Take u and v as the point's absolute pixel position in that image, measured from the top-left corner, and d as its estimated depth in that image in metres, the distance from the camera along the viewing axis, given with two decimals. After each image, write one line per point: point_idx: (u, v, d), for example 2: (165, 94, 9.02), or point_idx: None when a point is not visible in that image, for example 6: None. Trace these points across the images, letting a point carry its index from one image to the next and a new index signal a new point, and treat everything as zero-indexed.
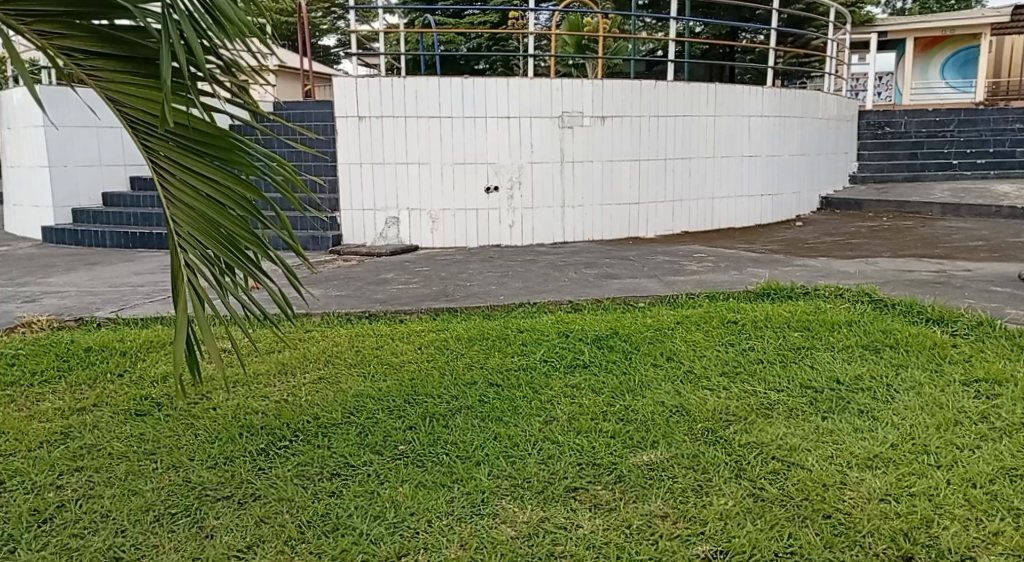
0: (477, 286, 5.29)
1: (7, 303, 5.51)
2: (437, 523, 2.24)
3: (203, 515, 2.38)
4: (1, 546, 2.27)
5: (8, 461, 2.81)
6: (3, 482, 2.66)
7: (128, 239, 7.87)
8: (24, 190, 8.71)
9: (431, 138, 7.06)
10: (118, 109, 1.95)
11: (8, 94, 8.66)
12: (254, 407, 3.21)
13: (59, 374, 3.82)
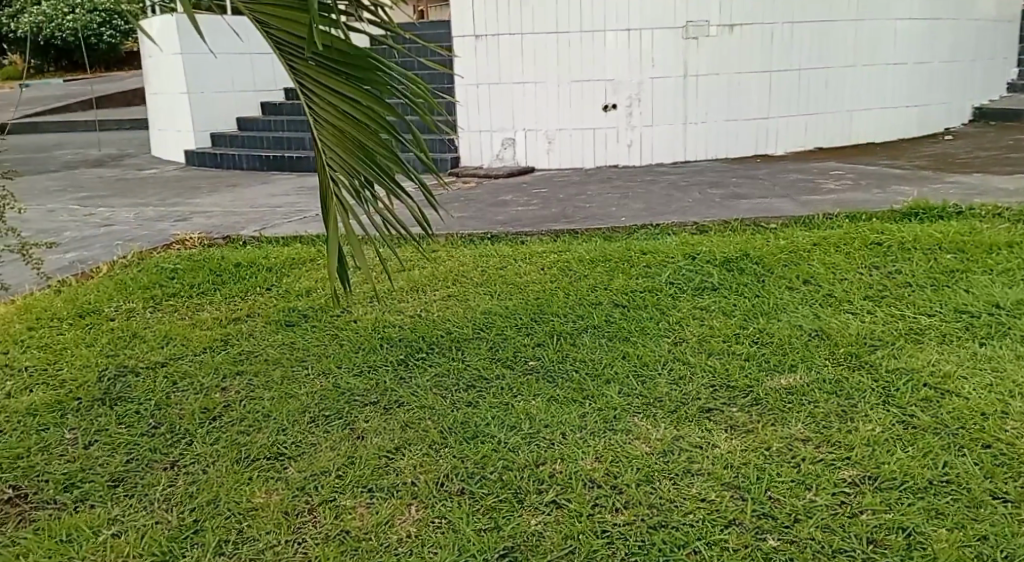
0: (598, 208, 5.21)
1: (160, 222, 5.89)
2: (572, 436, 2.28)
3: (353, 418, 2.53)
4: (180, 438, 2.51)
5: (178, 363, 3.11)
6: (176, 381, 2.95)
7: (262, 162, 8.23)
8: (167, 116, 9.21)
9: (549, 55, 6.91)
10: (266, 31, 1.99)
11: (148, 23, 9.10)
12: (390, 320, 3.35)
13: (214, 287, 4.10)
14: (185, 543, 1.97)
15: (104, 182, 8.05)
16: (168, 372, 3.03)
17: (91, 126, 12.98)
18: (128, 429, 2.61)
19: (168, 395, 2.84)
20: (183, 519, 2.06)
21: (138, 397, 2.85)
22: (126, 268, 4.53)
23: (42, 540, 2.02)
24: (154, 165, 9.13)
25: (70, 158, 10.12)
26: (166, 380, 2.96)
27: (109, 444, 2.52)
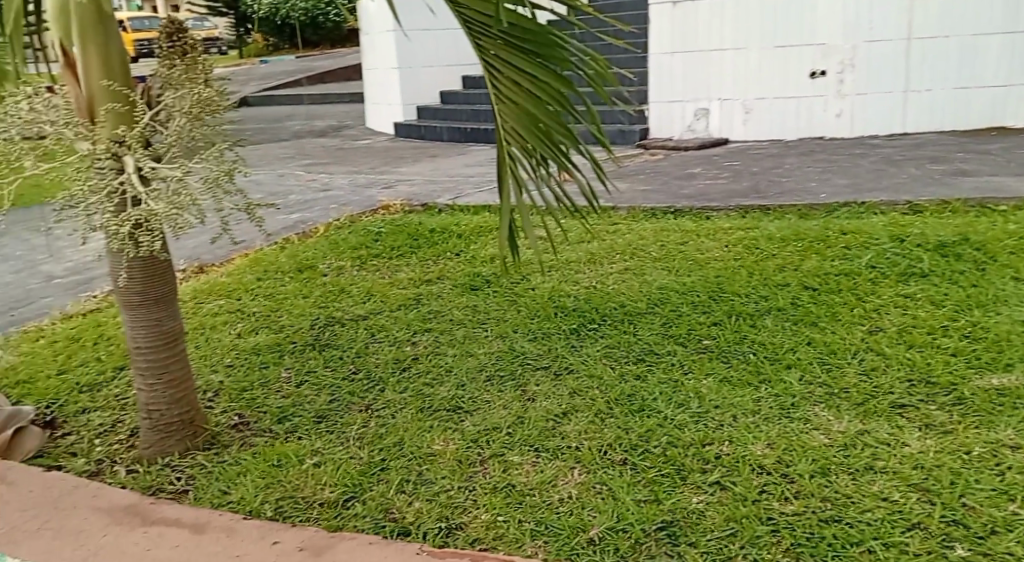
0: (794, 183, 4.93)
1: (368, 188, 6.34)
2: (744, 419, 2.20)
3: (525, 381, 2.61)
4: (374, 385, 2.75)
5: (377, 317, 3.40)
6: (374, 333, 3.22)
7: (459, 133, 8.57)
8: (379, 91, 9.84)
9: (752, 21, 6.61)
10: (458, 9, 2.02)
11: (365, 4, 9.75)
12: (566, 290, 3.40)
13: (411, 250, 4.37)
14: (370, 477, 2.13)
15: (322, 151, 8.77)
16: (368, 324, 3.32)
17: (315, 99, 14.15)
18: (332, 372, 2.91)
19: (367, 344, 3.12)
20: (372, 456, 2.24)
21: (342, 344, 3.16)
22: (336, 230, 4.94)
23: (257, 461, 2.27)
24: (365, 135, 9.80)
25: (296, 129, 11.11)
26: (366, 332, 3.24)
27: (315, 385, 2.81)
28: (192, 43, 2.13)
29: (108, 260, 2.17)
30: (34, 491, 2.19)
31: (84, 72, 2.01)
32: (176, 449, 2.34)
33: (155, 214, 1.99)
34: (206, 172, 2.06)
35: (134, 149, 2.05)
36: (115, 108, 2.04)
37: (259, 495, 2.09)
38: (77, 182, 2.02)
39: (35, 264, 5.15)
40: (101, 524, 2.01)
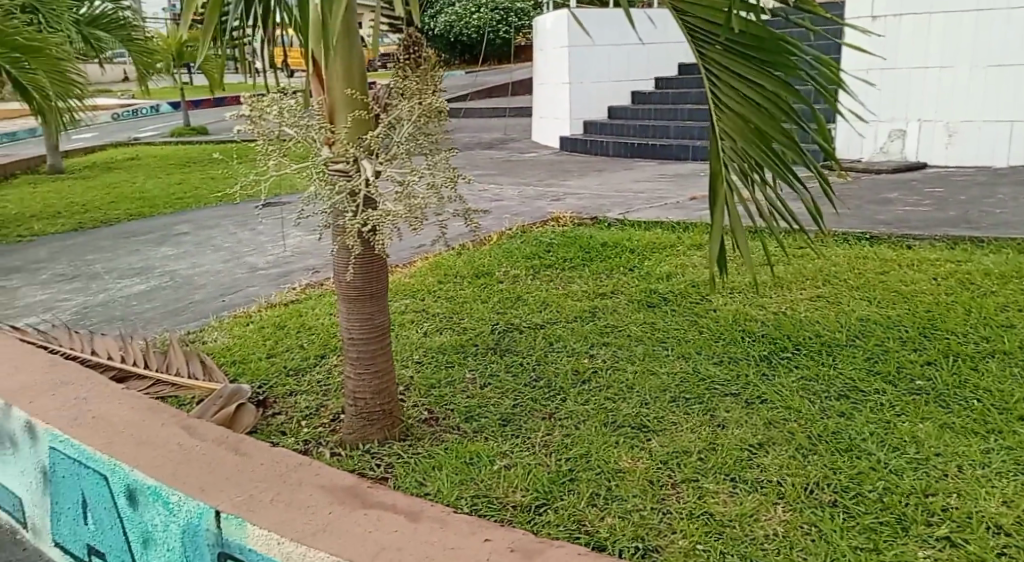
0: (1009, 214, 4.48)
1: (540, 199, 6.42)
2: (971, 471, 2.01)
3: (713, 406, 2.52)
4: (556, 394, 2.76)
5: (552, 326, 3.42)
6: (551, 342, 3.25)
7: (630, 148, 8.52)
8: (547, 105, 9.96)
9: (961, 37, 6.12)
10: (682, 19, 1.99)
11: (542, 21, 9.95)
12: (752, 314, 3.26)
13: (584, 263, 4.36)
14: (562, 487, 2.14)
15: (496, 162, 9.02)
16: (544, 333, 3.35)
17: (488, 112, 14.57)
18: (514, 378, 2.94)
19: (545, 353, 3.14)
20: (560, 466, 2.25)
21: (522, 350, 3.21)
22: (509, 239, 5.03)
23: (451, 457, 2.39)
24: (536, 148, 9.97)
25: (469, 140, 11.49)
26: (543, 340, 3.27)
27: (498, 388, 2.87)
28: (427, 56, 2.44)
29: (339, 257, 2.47)
30: (262, 464, 2.17)
31: (330, 83, 2.36)
32: (375, 437, 2.57)
33: (392, 215, 2.29)
34: (432, 178, 2.33)
35: (373, 155, 2.35)
36: (358, 115, 2.38)
37: (455, 491, 2.18)
38: (318, 181, 2.35)
39: (238, 255, 5.63)
40: (324, 502, 1.95)
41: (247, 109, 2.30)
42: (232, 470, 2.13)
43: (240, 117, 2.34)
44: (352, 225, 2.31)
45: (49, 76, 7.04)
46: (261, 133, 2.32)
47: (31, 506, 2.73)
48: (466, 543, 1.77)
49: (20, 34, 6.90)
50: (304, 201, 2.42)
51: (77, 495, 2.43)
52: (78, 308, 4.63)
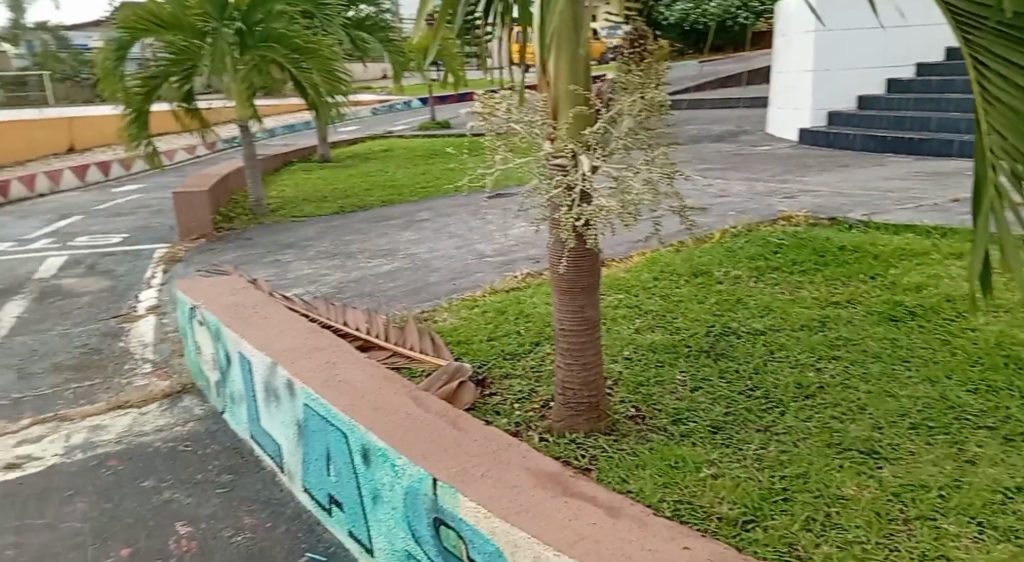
0: None
1: (772, 197, 6.13)
2: None
3: (962, 438, 2.43)
4: (774, 407, 2.74)
5: (775, 335, 3.31)
6: (773, 351, 3.16)
7: (880, 143, 7.85)
8: (787, 96, 9.43)
9: None
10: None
11: (786, 7, 9.44)
12: (1020, 339, 3.02)
13: (818, 268, 4.09)
14: (774, 506, 2.19)
15: (727, 155, 8.71)
16: (765, 341, 3.25)
17: (724, 103, 14.08)
18: (727, 385, 2.94)
19: (764, 362, 3.08)
20: (773, 483, 2.29)
21: (738, 356, 3.16)
22: (736, 237, 4.86)
23: (654, 458, 2.50)
24: (771, 142, 9.49)
25: (701, 133, 11.19)
26: (763, 348, 3.19)
27: (709, 394, 2.89)
28: (651, 48, 2.39)
29: (553, 249, 2.55)
30: (477, 440, 2.31)
31: (555, 79, 2.38)
32: (581, 427, 2.70)
33: (605, 210, 2.32)
34: (649, 175, 2.37)
35: (591, 151, 2.37)
36: (580, 111, 2.39)
37: (661, 492, 2.32)
38: (540, 176, 2.45)
39: (468, 242, 5.96)
40: (530, 486, 2.04)
41: (480, 107, 2.51)
42: (450, 442, 2.30)
43: (473, 113, 2.55)
44: (567, 218, 2.37)
45: (321, 73, 7.89)
46: (490, 128, 2.51)
47: (287, 452, 3.17)
48: (664, 548, 1.76)
49: (302, 37, 7.74)
50: (525, 194, 2.54)
51: (323, 446, 2.78)
52: (330, 284, 5.18)
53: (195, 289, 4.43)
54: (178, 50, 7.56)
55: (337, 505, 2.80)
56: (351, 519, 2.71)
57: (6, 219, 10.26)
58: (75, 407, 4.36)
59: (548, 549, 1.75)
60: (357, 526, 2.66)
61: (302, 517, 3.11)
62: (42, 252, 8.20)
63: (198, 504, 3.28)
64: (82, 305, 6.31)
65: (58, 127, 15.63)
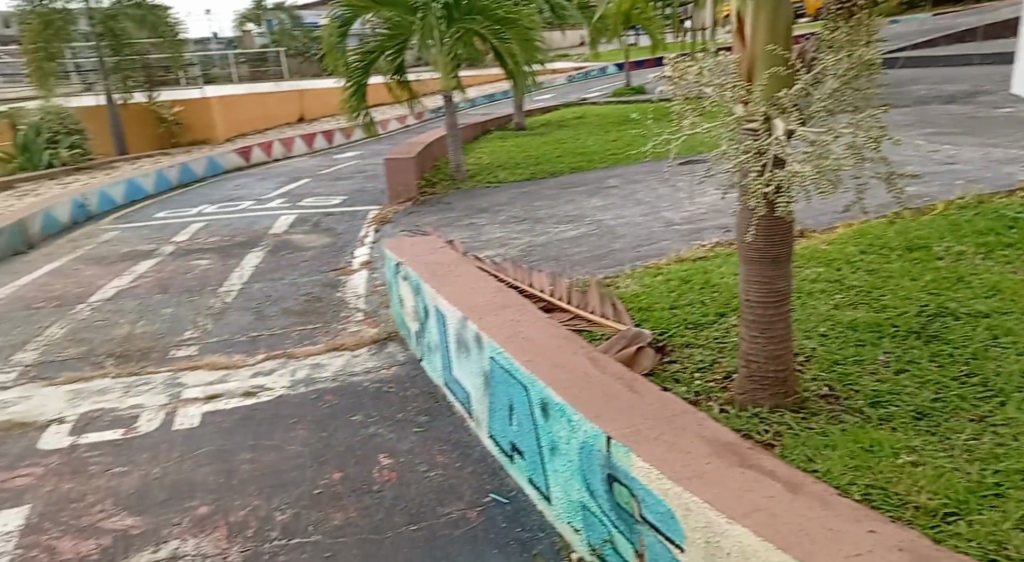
0: None
1: (1006, 165, 5.54)
2: None
3: None
4: (994, 397, 2.61)
5: (1003, 318, 3.10)
6: (998, 336, 2.98)
7: None
8: None
9: None
10: None
11: None
12: None
13: None
14: (982, 501, 2.12)
15: (957, 119, 7.92)
16: (989, 325, 3.06)
17: (960, 61, 12.73)
18: (940, 369, 2.83)
19: (987, 347, 2.92)
20: (982, 477, 2.21)
21: (956, 340, 3.01)
22: (960, 210, 4.47)
23: (847, 440, 2.50)
24: (1011, 104, 8.50)
25: (925, 93, 10.24)
26: (987, 332, 3.01)
27: (916, 379, 2.80)
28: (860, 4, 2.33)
29: (744, 220, 2.56)
30: (653, 404, 2.38)
31: (752, 37, 2.38)
32: (767, 402, 2.75)
33: (798, 175, 2.27)
34: (852, 138, 2.27)
35: (786, 114, 2.33)
36: (776, 72, 2.36)
37: (851, 475, 2.32)
38: (729, 141, 2.42)
39: (660, 209, 5.95)
40: (704, 452, 2.08)
41: (670, 71, 2.50)
42: (627, 404, 2.39)
43: (662, 78, 2.55)
44: (757, 184, 2.36)
45: (519, 43, 8.26)
46: (680, 92, 2.49)
47: (475, 401, 3.42)
48: (845, 528, 1.72)
49: (503, 8, 8.05)
50: (712, 160, 2.52)
51: (507, 398, 2.98)
52: (523, 246, 5.42)
53: (400, 248, 4.82)
54: (392, 25, 8.15)
55: (518, 453, 2.99)
56: (532, 467, 2.90)
57: (248, 180, 11.59)
58: (299, 347, 4.94)
59: (720, 516, 1.79)
60: (536, 474, 2.84)
61: (487, 461, 3.36)
62: (276, 211, 9.21)
63: (398, 440, 3.63)
64: (307, 258, 7.05)
65: (291, 98, 17.26)
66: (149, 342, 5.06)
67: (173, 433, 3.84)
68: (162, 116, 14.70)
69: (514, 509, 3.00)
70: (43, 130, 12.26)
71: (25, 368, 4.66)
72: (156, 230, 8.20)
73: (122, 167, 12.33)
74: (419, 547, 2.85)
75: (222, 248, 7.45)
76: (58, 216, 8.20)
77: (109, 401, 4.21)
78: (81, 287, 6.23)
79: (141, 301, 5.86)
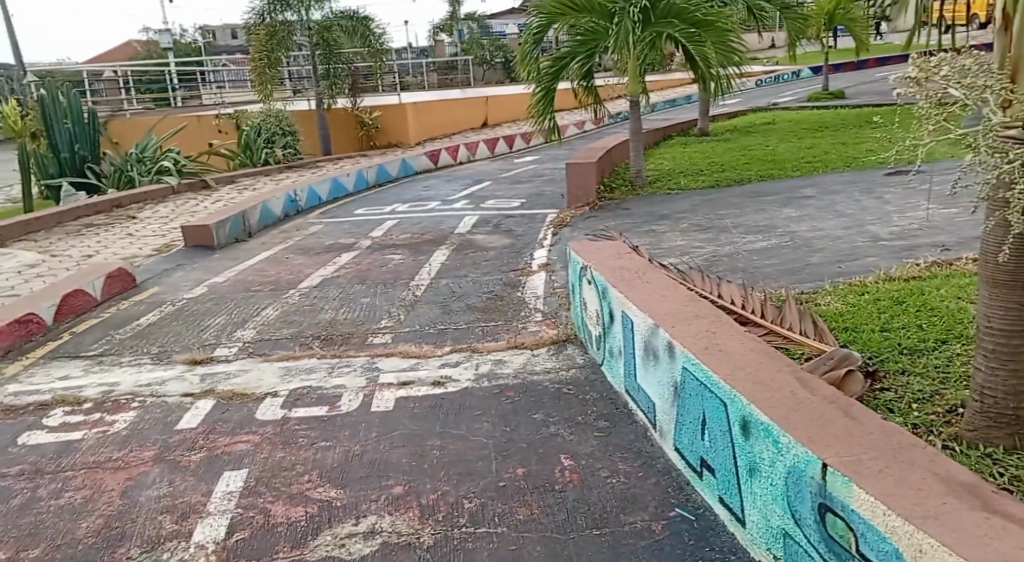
0: None
1: None
2: None
3: None
4: None
5: None
6: None
7: None
8: None
9: None
10: None
11: None
12: None
13: None
14: None
15: None
16: None
17: None
18: None
19: None
20: None
21: None
22: None
23: None
24: None
25: None
26: None
27: None
28: None
29: (988, 239, 2.38)
30: (874, 433, 2.22)
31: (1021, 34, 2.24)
32: (1002, 442, 2.47)
33: None
34: None
35: None
36: None
37: None
38: (985, 148, 2.20)
39: (863, 223, 5.56)
40: (938, 491, 1.90)
41: (914, 72, 2.33)
42: (844, 429, 2.24)
43: (904, 79, 2.38)
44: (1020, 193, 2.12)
45: (716, 46, 8.02)
46: (924, 95, 2.33)
47: (662, 412, 3.35)
48: None
49: (700, 10, 8.02)
50: (961, 168, 2.33)
51: (699, 412, 2.89)
52: (711, 256, 5.26)
53: (584, 251, 4.82)
54: (586, 32, 8.34)
55: (709, 470, 2.91)
56: (724, 487, 2.80)
57: (434, 181, 12.11)
58: (482, 342, 5.07)
59: None
60: (729, 493, 2.74)
61: (672, 474, 3.27)
62: (461, 211, 9.55)
63: (579, 442, 3.63)
64: (490, 258, 7.24)
65: (477, 104, 17.87)
66: (347, 328, 5.38)
67: (371, 414, 4.07)
68: (362, 120, 15.70)
69: (702, 527, 2.89)
70: (262, 131, 13.51)
71: (245, 344, 5.11)
72: (354, 225, 8.76)
73: (324, 166, 13.28)
74: (604, 552, 2.82)
75: (411, 245, 7.82)
76: (272, 210, 8.95)
77: (315, 380, 4.52)
78: (290, 274, 6.76)
79: (341, 290, 6.26)
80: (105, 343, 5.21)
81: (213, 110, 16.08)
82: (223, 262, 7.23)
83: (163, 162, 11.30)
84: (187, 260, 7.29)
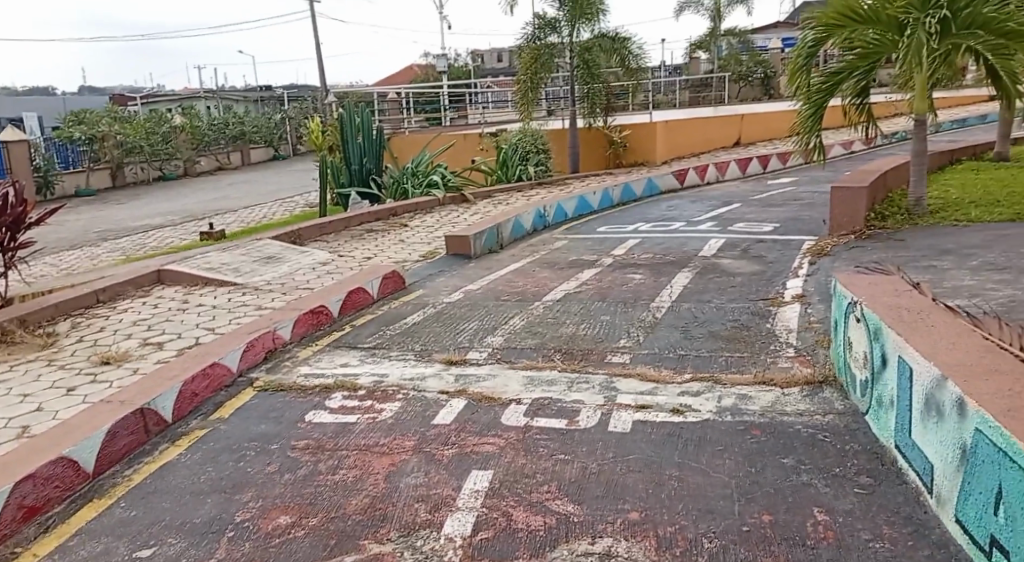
0: None
1: None
2: None
3: None
4: None
5: None
6: None
7: None
8: None
9: None
10: None
11: None
12: None
13: None
14: None
15: None
16: None
17: None
18: None
19: None
20: None
21: None
22: None
23: None
24: None
25: None
26: None
27: None
28: None
29: None
30: None
31: None
32: None
33: None
34: None
35: None
36: None
37: None
38: None
39: None
40: None
41: None
42: None
43: None
44: None
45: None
46: None
47: (946, 477, 3.12)
48: None
49: (1014, 20, 7.23)
50: None
51: (997, 484, 2.71)
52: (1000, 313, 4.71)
53: (853, 285, 4.51)
54: (872, 41, 7.87)
55: (999, 550, 2.72)
56: None
57: (683, 201, 11.97)
58: (726, 373, 4.92)
59: None
60: None
61: (951, 549, 3.03)
62: (707, 233, 9.35)
63: (836, 497, 3.45)
64: (738, 284, 7.01)
65: (730, 124, 17.41)
66: (587, 344, 5.49)
67: (608, 433, 4.11)
68: (612, 139, 15.91)
69: None
70: (520, 148, 14.18)
71: (493, 350, 5.40)
72: (598, 243, 8.90)
73: (573, 183, 13.64)
74: None
75: (654, 265, 7.79)
76: (523, 224, 9.37)
77: (556, 391, 4.67)
78: (537, 286, 7.03)
79: (582, 305, 6.39)
80: (377, 337, 5.76)
81: (476, 129, 17.16)
82: (478, 271, 7.68)
83: (433, 176, 12.19)
84: (448, 266, 7.86)
